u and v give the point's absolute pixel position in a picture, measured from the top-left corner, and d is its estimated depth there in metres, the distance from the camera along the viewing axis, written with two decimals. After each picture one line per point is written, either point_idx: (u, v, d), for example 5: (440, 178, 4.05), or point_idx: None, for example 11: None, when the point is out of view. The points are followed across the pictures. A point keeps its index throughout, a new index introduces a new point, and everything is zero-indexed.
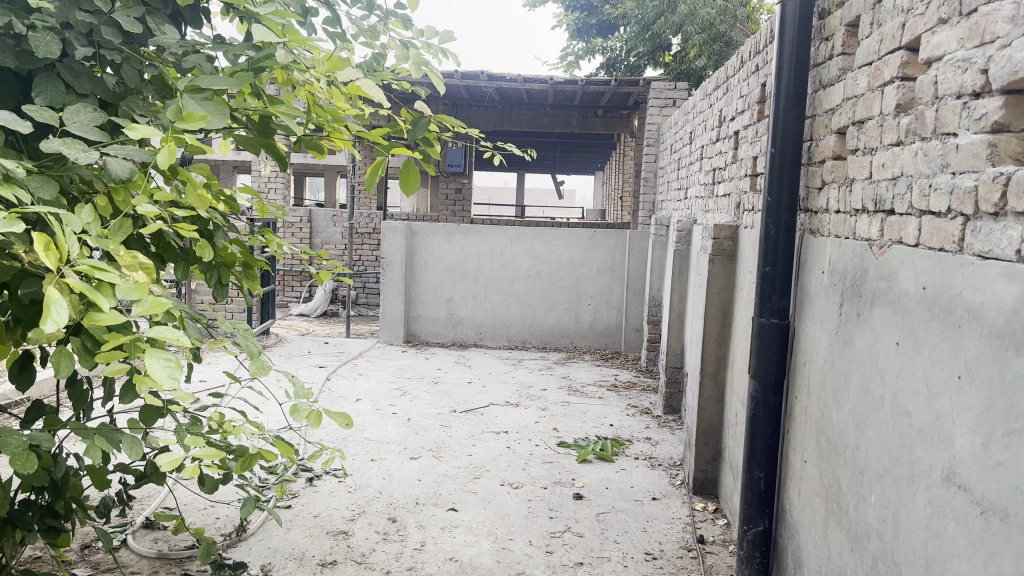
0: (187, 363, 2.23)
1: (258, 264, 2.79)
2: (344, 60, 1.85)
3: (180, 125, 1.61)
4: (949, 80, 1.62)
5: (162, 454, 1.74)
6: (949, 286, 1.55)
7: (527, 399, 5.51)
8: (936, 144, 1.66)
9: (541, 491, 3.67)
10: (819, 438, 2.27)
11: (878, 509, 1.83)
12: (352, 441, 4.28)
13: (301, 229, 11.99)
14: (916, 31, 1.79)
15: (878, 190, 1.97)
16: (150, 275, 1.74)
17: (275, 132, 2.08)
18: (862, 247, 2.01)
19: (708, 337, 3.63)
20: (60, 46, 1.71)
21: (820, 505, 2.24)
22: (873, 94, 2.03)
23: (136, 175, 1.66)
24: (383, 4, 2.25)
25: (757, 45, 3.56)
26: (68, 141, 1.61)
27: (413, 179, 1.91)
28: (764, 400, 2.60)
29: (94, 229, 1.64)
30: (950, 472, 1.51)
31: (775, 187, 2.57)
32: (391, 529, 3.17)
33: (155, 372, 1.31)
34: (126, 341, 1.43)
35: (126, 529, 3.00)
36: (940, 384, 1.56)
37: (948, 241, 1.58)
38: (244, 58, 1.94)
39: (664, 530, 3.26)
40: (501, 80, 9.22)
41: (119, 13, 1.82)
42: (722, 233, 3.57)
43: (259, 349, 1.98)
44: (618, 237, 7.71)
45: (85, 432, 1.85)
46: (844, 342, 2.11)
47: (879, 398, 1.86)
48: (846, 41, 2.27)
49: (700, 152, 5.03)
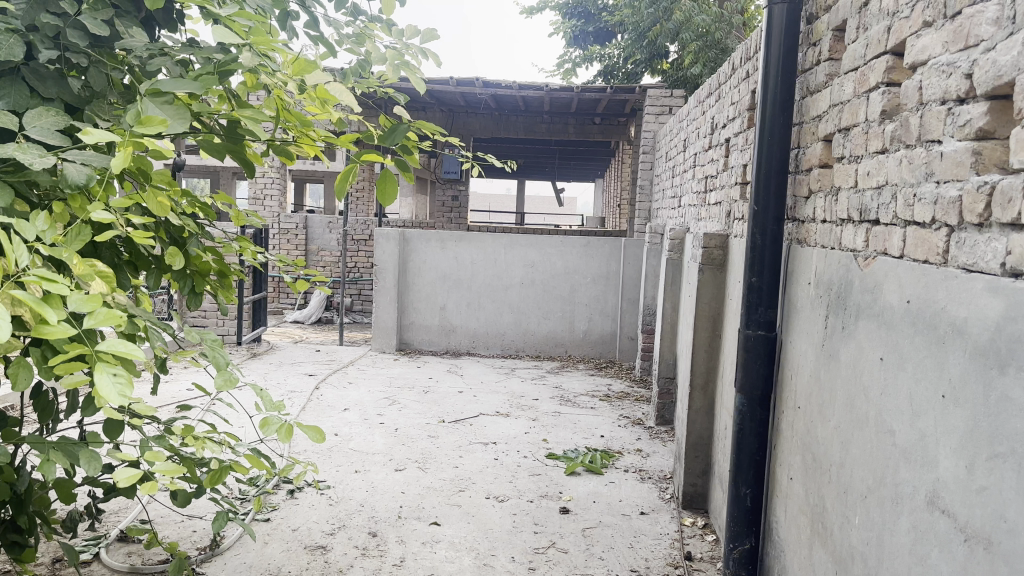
0: (151, 375, 2.13)
1: (234, 272, 2.75)
2: (312, 63, 1.77)
3: (139, 129, 1.54)
4: (934, 85, 1.56)
5: (121, 468, 1.57)
6: (933, 300, 1.48)
7: (518, 409, 5.43)
8: (921, 152, 1.59)
9: (527, 505, 3.59)
10: (805, 455, 2.20)
11: (863, 531, 1.76)
12: (337, 453, 4.21)
13: (295, 237, 11.85)
14: (901, 35, 1.73)
15: (863, 200, 1.90)
16: (110, 284, 1.67)
17: (243, 137, 2.01)
18: (847, 258, 1.94)
19: (698, 348, 3.55)
20: (23, 49, 1.65)
21: (805, 524, 2.17)
22: (859, 100, 1.97)
23: (95, 181, 1.59)
24: (363, 8, 2.18)
25: (748, 52, 3.50)
26: (25, 146, 1.53)
27: (391, 187, 1.83)
28: (751, 414, 2.53)
29: (49, 237, 1.56)
30: (933, 496, 1.44)
31: (761, 196, 2.50)
32: (370, 544, 3.09)
33: (104, 389, 1.25)
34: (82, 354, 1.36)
35: (99, 543, 2.93)
36: (924, 402, 1.49)
37: (933, 253, 1.52)
38: (213, 61, 1.87)
39: (651, 546, 3.18)
40: (497, 87, 9.16)
41: (86, 15, 1.74)
42: (712, 242, 3.49)
43: (226, 360, 1.89)
44: (614, 246, 7.65)
45: (43, 445, 1.75)
46: (829, 355, 2.04)
47: (864, 415, 1.79)
48: (832, 46, 2.21)
49: (693, 159, 4.97)
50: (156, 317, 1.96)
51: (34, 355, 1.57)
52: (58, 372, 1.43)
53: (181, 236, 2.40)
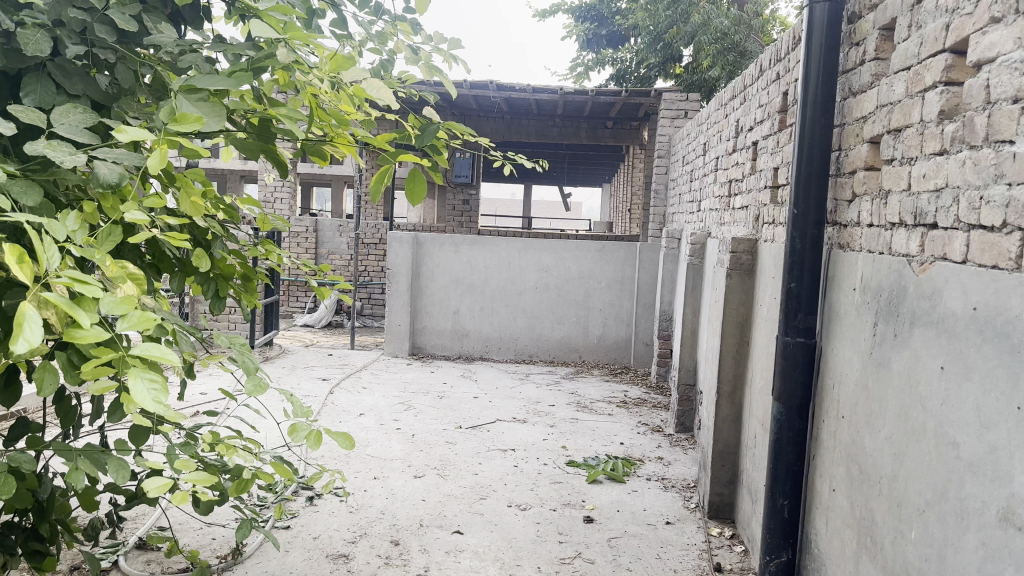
0: (178, 380, 2.07)
1: (259, 276, 2.69)
2: (348, 59, 1.72)
3: (174, 127, 1.47)
4: (1004, 83, 1.50)
5: (150, 478, 1.51)
6: (1006, 307, 1.42)
7: (535, 415, 5.36)
8: (989, 153, 1.53)
9: (550, 514, 3.53)
10: (850, 466, 2.13)
11: (920, 547, 1.69)
12: (355, 458, 4.16)
13: (306, 239, 11.82)
14: (962, 32, 1.67)
15: (918, 203, 1.84)
16: (142, 287, 1.61)
17: (274, 137, 1.95)
18: (900, 263, 1.88)
19: (725, 354, 3.48)
20: (51, 45, 1.58)
21: (851, 538, 2.10)
22: (911, 100, 1.91)
23: (127, 180, 1.52)
24: (392, 6, 2.12)
25: (778, 53, 3.43)
26: (54, 144, 1.47)
27: (421, 188, 1.78)
28: (790, 424, 2.47)
29: (80, 237, 1.50)
30: (1007, 512, 1.38)
31: (801, 199, 2.45)
32: (393, 553, 3.03)
33: (138, 395, 1.19)
34: (113, 360, 1.31)
35: (118, 551, 2.87)
36: (995, 414, 1.43)
37: (1003, 258, 1.45)
38: (246, 58, 1.80)
39: (679, 557, 3.12)
40: (511, 90, 9.11)
41: (113, 10, 1.67)
42: (741, 246, 3.44)
43: (255, 365, 1.81)
44: (629, 250, 7.59)
45: (69, 453, 1.69)
46: (878, 364, 1.98)
47: (921, 426, 1.73)
48: (880, 45, 2.15)
49: (715, 163, 4.91)
50: (183, 321, 1.89)
51: (60, 360, 1.49)
52: (84, 377, 1.35)
53: (205, 238, 2.33)
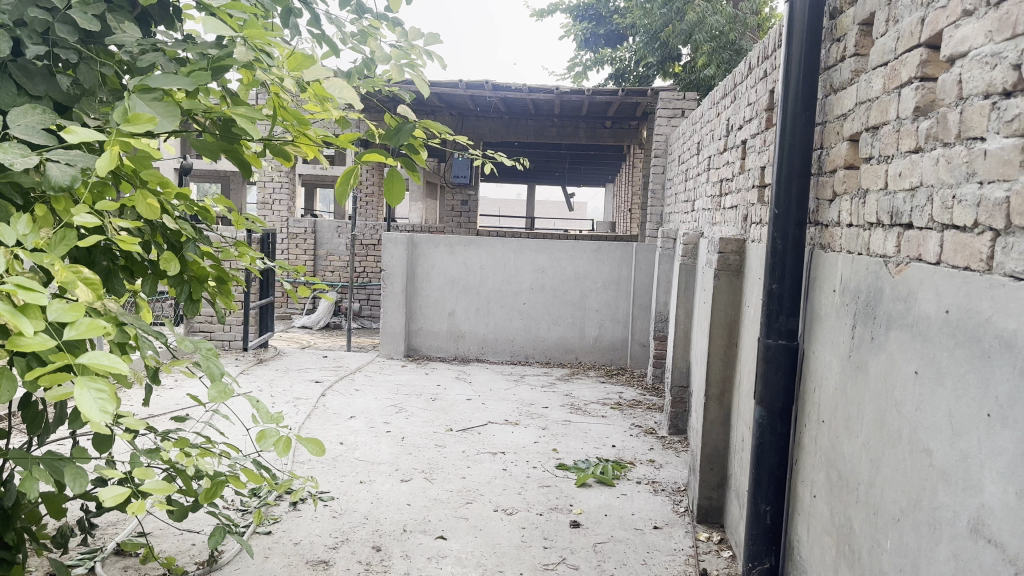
0: (143, 385, 1.98)
1: (234, 279, 2.60)
2: (309, 57, 1.66)
3: (126, 128, 1.40)
4: (975, 78, 1.45)
5: (106, 487, 1.33)
6: (977, 309, 1.37)
7: (528, 417, 5.32)
8: (961, 150, 1.48)
9: (536, 518, 3.48)
10: (829, 471, 2.08)
11: (895, 557, 1.64)
12: (342, 462, 4.12)
13: (305, 241, 11.78)
14: (936, 26, 1.62)
15: (894, 203, 1.79)
16: (98, 292, 1.51)
17: (239, 137, 1.89)
18: (877, 264, 1.83)
19: (713, 356, 3.43)
20: (12, 45, 1.49)
21: (830, 545, 2.05)
22: (889, 97, 1.86)
23: (81, 183, 1.43)
24: (371, 5, 2.08)
25: (766, 51, 3.39)
26: (5, 144, 1.37)
27: (397, 188, 1.74)
28: (772, 428, 2.42)
29: (31, 242, 1.42)
30: (977, 523, 1.33)
31: (783, 198, 2.39)
32: (375, 559, 2.99)
33: (85, 406, 1.08)
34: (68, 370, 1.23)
35: (94, 556, 2.84)
36: (966, 421, 1.37)
37: (975, 259, 1.40)
38: (208, 57, 1.73)
39: (664, 563, 3.07)
40: (507, 89, 9.03)
41: (75, 9, 1.58)
42: (728, 246, 3.38)
43: (220, 371, 1.69)
44: (625, 251, 7.55)
45: (27, 461, 1.55)
46: (856, 367, 1.93)
47: (896, 432, 1.67)
48: (859, 40, 2.10)
49: (707, 162, 4.86)
50: (147, 324, 1.73)
51: (19, 366, 1.38)
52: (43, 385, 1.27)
53: (179, 241, 2.23)
